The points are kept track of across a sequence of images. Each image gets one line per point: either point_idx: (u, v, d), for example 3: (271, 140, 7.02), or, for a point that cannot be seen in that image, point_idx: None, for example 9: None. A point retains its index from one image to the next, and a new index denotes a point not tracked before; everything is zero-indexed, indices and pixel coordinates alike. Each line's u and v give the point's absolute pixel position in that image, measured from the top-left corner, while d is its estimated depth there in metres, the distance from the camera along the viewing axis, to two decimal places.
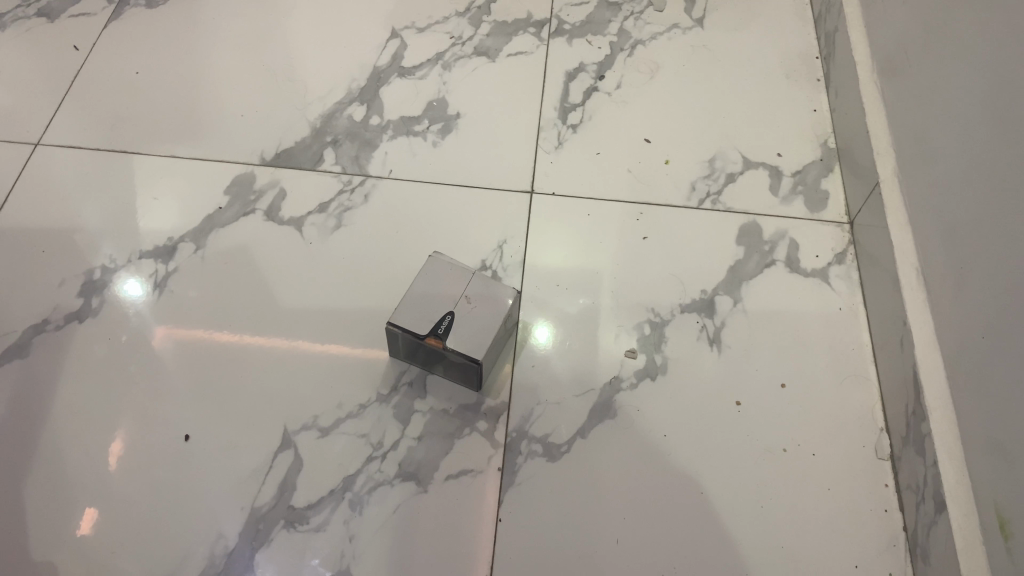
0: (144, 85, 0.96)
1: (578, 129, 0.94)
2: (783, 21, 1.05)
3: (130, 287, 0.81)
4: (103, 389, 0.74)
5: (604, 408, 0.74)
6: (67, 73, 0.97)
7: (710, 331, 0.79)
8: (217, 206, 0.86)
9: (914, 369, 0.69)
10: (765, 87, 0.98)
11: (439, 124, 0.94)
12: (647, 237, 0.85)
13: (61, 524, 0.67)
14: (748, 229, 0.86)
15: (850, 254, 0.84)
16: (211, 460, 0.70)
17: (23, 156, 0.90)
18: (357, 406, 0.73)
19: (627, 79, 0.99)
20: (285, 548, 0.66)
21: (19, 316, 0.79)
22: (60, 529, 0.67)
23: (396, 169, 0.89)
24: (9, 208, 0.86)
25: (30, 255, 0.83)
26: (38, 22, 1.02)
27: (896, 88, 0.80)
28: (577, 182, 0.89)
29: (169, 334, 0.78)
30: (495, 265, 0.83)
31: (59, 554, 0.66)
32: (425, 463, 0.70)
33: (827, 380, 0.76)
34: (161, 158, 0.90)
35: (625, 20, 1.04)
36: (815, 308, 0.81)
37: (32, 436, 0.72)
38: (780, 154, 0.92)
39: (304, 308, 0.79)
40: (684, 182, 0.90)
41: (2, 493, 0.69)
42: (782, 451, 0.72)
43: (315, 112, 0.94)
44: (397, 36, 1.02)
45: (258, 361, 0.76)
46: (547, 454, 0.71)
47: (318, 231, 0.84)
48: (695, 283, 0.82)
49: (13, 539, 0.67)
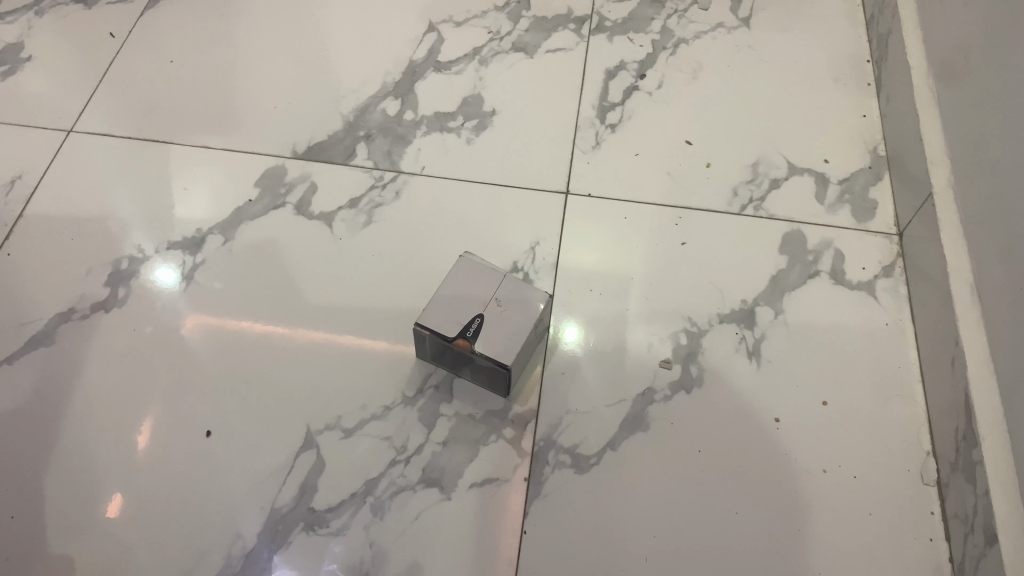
0: (178, 74, 0.95)
1: (617, 129, 0.91)
2: (833, 23, 1.01)
3: (163, 275, 0.80)
4: (127, 380, 0.73)
5: (636, 419, 0.71)
6: (103, 60, 0.97)
7: (749, 344, 0.76)
8: (247, 199, 0.85)
9: (966, 391, 0.65)
10: (812, 91, 0.95)
11: (473, 120, 0.91)
12: (686, 243, 0.82)
13: (79, 517, 0.67)
14: (792, 238, 0.83)
15: (898, 267, 0.81)
16: (232, 458, 0.69)
17: (56, 144, 0.89)
18: (381, 408, 0.71)
19: (668, 78, 0.96)
20: (303, 549, 0.64)
21: (46, 304, 0.78)
22: (77, 522, 0.66)
23: (429, 166, 0.87)
24: (41, 195, 0.86)
25: (58, 242, 0.82)
26: (75, 9, 1.02)
27: (953, 94, 0.77)
28: (614, 184, 0.86)
29: (198, 323, 0.77)
30: (526, 267, 0.80)
31: (76, 548, 0.65)
32: (449, 469, 0.68)
33: (871, 399, 0.73)
34: (193, 149, 0.89)
35: (668, 18, 1.01)
36: (860, 323, 0.77)
37: (53, 425, 0.71)
38: (826, 161, 0.89)
39: (330, 305, 0.77)
40: (725, 186, 0.86)
41: (21, 482, 0.68)
42: (822, 472, 0.69)
43: (348, 106, 0.93)
44: (434, 29, 1.00)
45: (282, 357, 0.74)
46: (575, 465, 0.68)
47: (348, 226, 0.83)
48: (734, 292, 0.79)
49: (30, 530, 0.66)
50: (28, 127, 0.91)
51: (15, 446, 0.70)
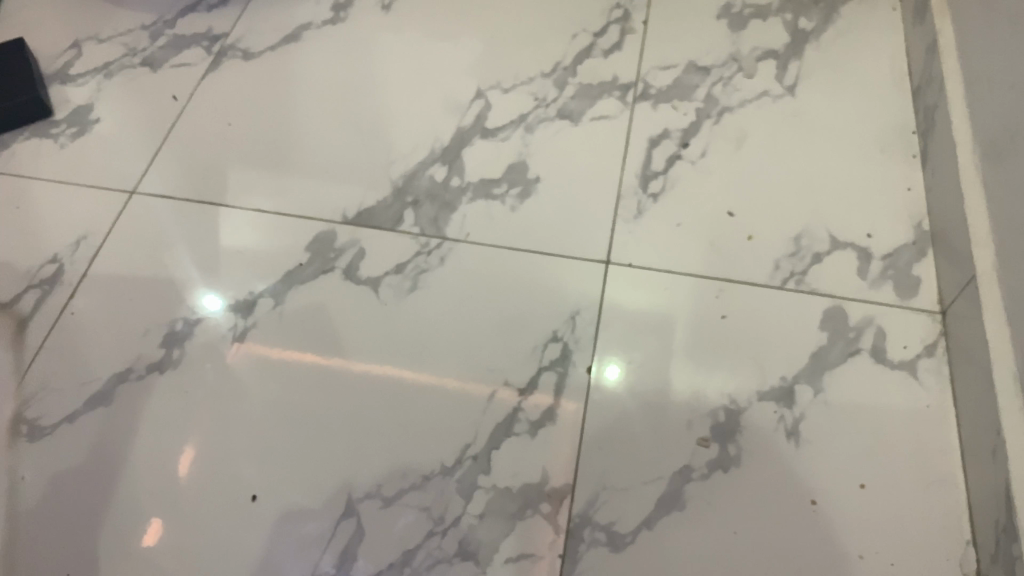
0: (235, 137, 0.99)
1: (658, 199, 0.92)
2: (882, 87, 0.99)
3: (207, 303, 0.86)
4: (174, 425, 0.78)
5: (672, 498, 0.72)
6: (164, 122, 1.01)
7: (788, 423, 0.76)
8: (299, 262, 0.88)
9: (1007, 482, 0.65)
10: (862, 160, 0.94)
11: (518, 188, 0.93)
12: (726, 316, 0.83)
13: (129, 536, 0.72)
14: (833, 314, 0.83)
15: (941, 346, 0.80)
16: (277, 525, 0.72)
17: (120, 204, 0.94)
18: (420, 477, 0.74)
19: (712, 147, 0.96)
20: (417, 471, 0.75)
21: (105, 362, 0.82)
22: (127, 541, 0.72)
23: (473, 233, 0.90)
24: (105, 255, 0.90)
25: (119, 301, 0.86)
26: (143, 71, 1.06)
27: (998, 174, 0.76)
28: (653, 255, 0.87)
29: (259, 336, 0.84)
30: (566, 336, 0.82)
31: (128, 562, 0.71)
32: (485, 543, 0.71)
33: (910, 484, 0.72)
34: (245, 211, 0.92)
35: (713, 86, 1.01)
36: (898, 403, 0.77)
37: (110, 480, 0.75)
38: (870, 234, 0.88)
39: (348, 414, 0.78)
40: (767, 259, 0.87)
41: (75, 522, 0.73)
42: (857, 558, 0.69)
43: (397, 171, 0.95)
44: (482, 96, 1.02)
45: (310, 413, 0.78)
46: (610, 544, 0.70)
47: (393, 292, 0.86)
48: (775, 369, 0.79)
49: (89, 535, 0.73)
50: (95, 189, 0.95)
51: (71, 493, 0.75)
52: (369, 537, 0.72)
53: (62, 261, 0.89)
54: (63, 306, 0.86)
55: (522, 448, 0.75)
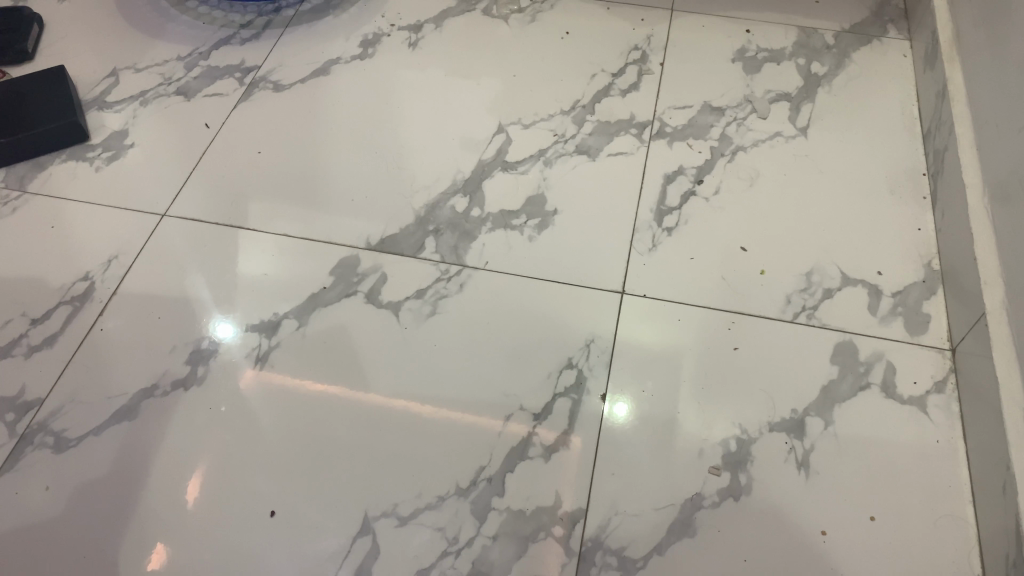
0: (264, 164, 1.02)
1: (673, 233, 0.94)
2: (892, 130, 1.02)
3: (231, 324, 0.88)
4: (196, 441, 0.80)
5: (683, 525, 0.73)
6: (196, 149, 1.05)
7: (798, 454, 0.77)
8: (322, 286, 0.91)
9: (1017, 517, 0.65)
10: (872, 199, 0.96)
11: (536, 219, 0.96)
12: (738, 347, 0.84)
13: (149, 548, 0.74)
14: (843, 349, 0.84)
15: (951, 383, 0.81)
16: (294, 541, 0.74)
17: (151, 226, 0.97)
18: (436, 497, 0.76)
19: (725, 184, 0.98)
20: (432, 491, 0.76)
21: (131, 378, 0.85)
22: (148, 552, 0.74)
23: (492, 261, 0.92)
24: (135, 274, 0.93)
25: (147, 319, 0.89)
26: (177, 100, 1.10)
27: (1006, 216, 0.78)
28: (667, 286, 0.89)
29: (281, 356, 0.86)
30: (581, 363, 0.84)
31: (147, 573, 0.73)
32: (498, 564, 0.72)
33: (919, 517, 0.73)
34: (271, 236, 0.95)
35: (727, 126, 1.04)
36: (908, 437, 0.78)
37: (132, 492, 0.77)
38: (880, 272, 0.90)
39: (366, 435, 0.80)
40: (779, 293, 0.89)
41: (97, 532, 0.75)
42: None
43: (419, 201, 0.98)
44: (503, 131, 1.05)
45: (329, 432, 0.80)
46: (621, 569, 0.71)
47: (414, 316, 0.88)
48: (786, 401, 0.81)
49: (110, 546, 0.74)
50: (128, 211, 0.98)
51: (94, 503, 0.77)
52: (383, 555, 0.73)
53: (94, 278, 0.92)
54: (93, 323, 0.89)
55: (536, 471, 0.77)
